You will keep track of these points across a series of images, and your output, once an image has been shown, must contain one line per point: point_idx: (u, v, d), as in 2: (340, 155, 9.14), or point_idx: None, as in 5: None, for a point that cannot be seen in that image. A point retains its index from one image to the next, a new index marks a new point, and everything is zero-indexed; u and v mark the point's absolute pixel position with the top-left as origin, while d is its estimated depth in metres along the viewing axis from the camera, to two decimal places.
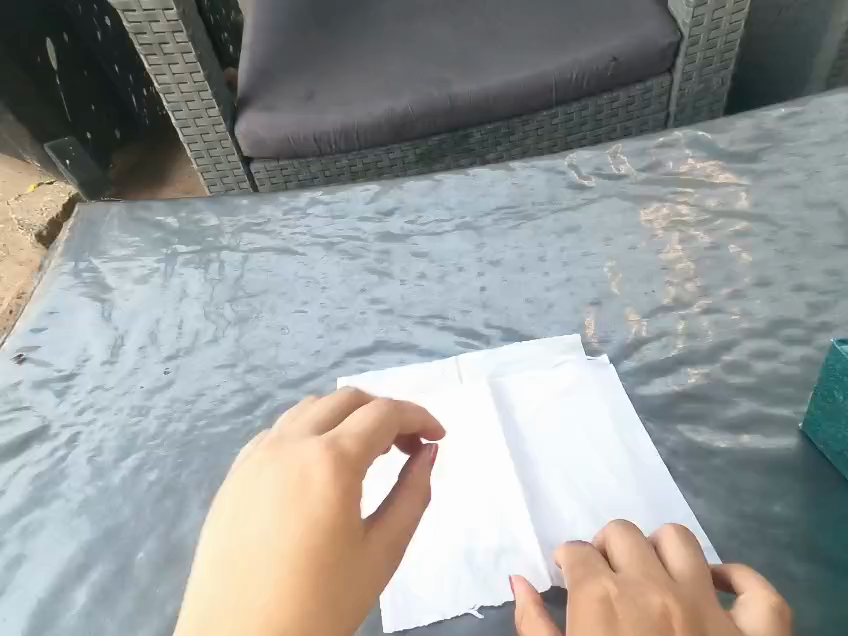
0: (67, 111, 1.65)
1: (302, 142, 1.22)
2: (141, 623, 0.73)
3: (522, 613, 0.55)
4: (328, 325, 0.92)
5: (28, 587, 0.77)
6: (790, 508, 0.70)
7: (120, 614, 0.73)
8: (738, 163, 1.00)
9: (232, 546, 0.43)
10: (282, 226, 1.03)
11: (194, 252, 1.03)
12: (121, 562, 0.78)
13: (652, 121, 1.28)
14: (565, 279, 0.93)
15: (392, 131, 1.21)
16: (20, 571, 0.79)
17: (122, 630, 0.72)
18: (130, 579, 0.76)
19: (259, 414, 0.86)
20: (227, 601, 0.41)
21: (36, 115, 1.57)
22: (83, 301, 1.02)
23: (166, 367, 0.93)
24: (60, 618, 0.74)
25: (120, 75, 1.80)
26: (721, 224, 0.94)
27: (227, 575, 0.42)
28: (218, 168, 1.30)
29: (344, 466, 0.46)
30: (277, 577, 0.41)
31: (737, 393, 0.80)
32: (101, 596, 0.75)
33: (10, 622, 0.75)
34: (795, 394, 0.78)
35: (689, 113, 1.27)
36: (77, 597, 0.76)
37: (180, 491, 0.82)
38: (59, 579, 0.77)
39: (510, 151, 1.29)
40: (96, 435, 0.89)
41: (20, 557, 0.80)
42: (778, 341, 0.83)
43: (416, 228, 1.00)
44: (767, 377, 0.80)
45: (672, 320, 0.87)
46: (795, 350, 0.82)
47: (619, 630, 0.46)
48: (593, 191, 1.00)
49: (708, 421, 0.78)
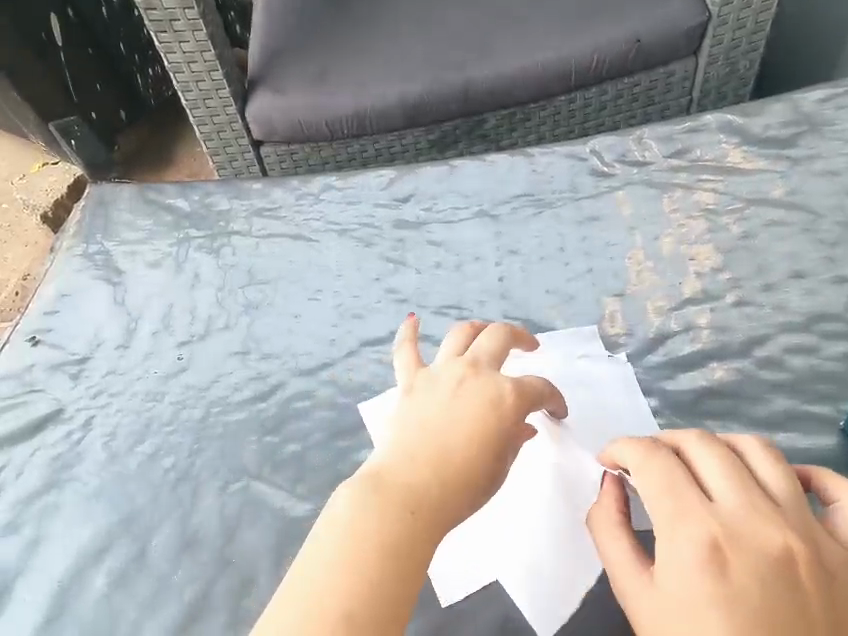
0: (72, 90, 1.60)
1: (314, 127, 1.19)
2: (159, 606, 0.73)
3: (608, 530, 0.58)
4: (343, 313, 0.90)
5: (47, 570, 0.78)
6: None
7: (140, 598, 0.74)
8: (771, 148, 0.96)
9: (375, 481, 0.55)
10: (295, 211, 1.00)
11: (206, 237, 1.01)
12: (139, 547, 0.77)
13: (674, 107, 1.23)
14: (588, 270, 0.90)
15: (404, 115, 1.18)
16: (39, 553, 0.79)
17: (143, 614, 0.73)
18: (148, 563, 0.76)
19: (273, 404, 0.84)
20: (365, 525, 0.52)
21: (40, 94, 1.54)
22: (94, 283, 1.00)
23: (179, 353, 0.91)
24: (79, 601, 0.75)
25: (128, 54, 1.72)
26: (753, 213, 0.91)
27: (368, 505, 0.53)
28: (228, 151, 1.27)
29: (481, 447, 0.57)
30: (404, 523, 0.53)
31: (772, 390, 0.78)
32: (120, 581, 0.76)
33: (30, 601, 0.76)
34: (838, 391, 0.77)
35: (713, 98, 1.22)
36: (95, 580, 0.76)
37: (194, 479, 0.81)
38: (77, 562, 0.78)
39: (527, 137, 1.25)
40: (111, 418, 0.88)
41: (37, 540, 0.80)
42: (816, 336, 0.81)
43: (432, 216, 0.97)
44: (805, 372, 0.79)
45: (699, 313, 0.84)
46: (834, 345, 0.80)
47: (734, 573, 0.49)
48: (618, 178, 0.96)
49: (739, 418, 0.77)
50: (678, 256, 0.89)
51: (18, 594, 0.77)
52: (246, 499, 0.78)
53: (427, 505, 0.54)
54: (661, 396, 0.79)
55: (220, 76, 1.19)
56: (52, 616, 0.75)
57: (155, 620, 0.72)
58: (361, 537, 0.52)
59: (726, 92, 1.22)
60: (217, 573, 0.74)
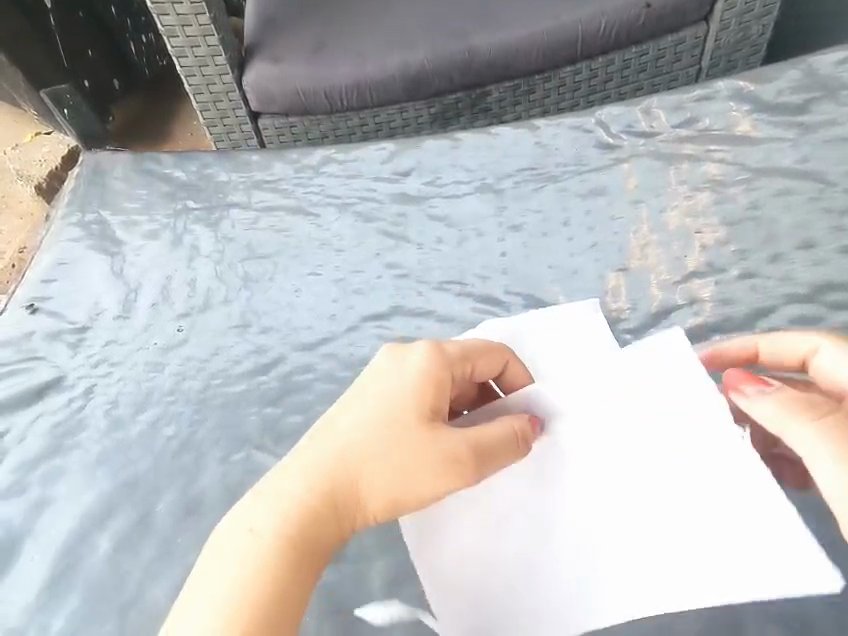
0: (63, 56, 1.57)
1: (312, 97, 1.17)
2: (163, 570, 0.75)
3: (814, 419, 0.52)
4: (343, 288, 0.90)
5: (53, 532, 0.79)
6: None
7: (144, 560, 0.75)
8: (783, 116, 0.93)
9: (285, 484, 0.59)
10: (295, 184, 0.99)
11: (204, 209, 1.00)
12: (142, 511, 0.79)
13: (683, 77, 1.20)
14: (591, 244, 0.89)
15: (404, 85, 1.16)
16: (44, 516, 0.81)
17: (147, 576, 0.74)
18: (152, 527, 0.77)
19: (274, 376, 0.85)
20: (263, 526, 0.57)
21: (30, 60, 1.50)
22: (92, 252, 1.00)
23: (179, 325, 0.91)
24: (84, 563, 0.77)
25: (119, 19, 1.69)
26: (762, 183, 0.89)
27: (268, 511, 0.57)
28: (225, 123, 1.25)
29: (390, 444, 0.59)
30: (299, 522, 0.57)
31: None
32: (123, 543, 0.77)
33: (36, 563, 0.78)
34: None
35: (723, 67, 1.18)
36: (100, 543, 0.77)
37: (196, 447, 0.82)
38: (81, 526, 0.79)
39: (530, 110, 1.22)
40: (112, 387, 0.88)
41: (42, 503, 0.82)
42: (823, 307, 0.80)
43: (434, 190, 0.96)
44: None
45: (703, 287, 0.84)
46: (841, 315, 0.79)
47: None
48: (624, 150, 0.95)
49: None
50: (683, 230, 0.88)
51: (26, 555, 0.79)
52: (248, 467, 0.79)
53: (326, 507, 0.57)
54: None
55: (215, 41, 1.16)
56: (58, 576, 0.76)
57: (159, 582, 0.74)
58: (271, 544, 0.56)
59: (738, 61, 1.17)
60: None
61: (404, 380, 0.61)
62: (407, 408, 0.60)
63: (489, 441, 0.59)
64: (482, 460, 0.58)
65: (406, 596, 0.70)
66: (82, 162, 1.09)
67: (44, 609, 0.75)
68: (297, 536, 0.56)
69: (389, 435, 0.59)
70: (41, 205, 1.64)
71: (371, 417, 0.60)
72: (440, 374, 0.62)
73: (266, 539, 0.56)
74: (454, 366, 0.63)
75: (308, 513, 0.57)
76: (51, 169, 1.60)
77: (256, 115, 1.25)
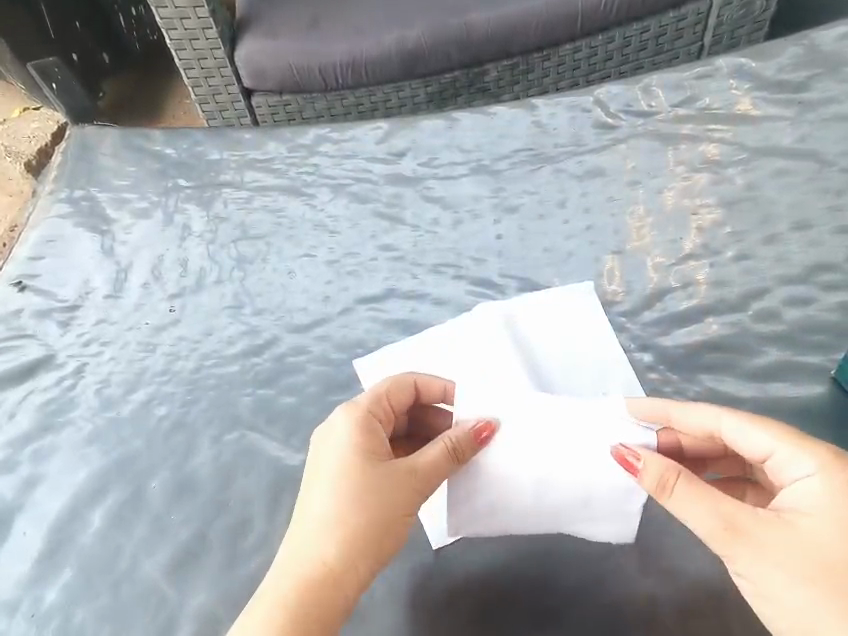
0: (50, 29, 1.53)
1: (307, 74, 1.17)
2: (157, 547, 0.75)
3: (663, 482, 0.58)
4: (337, 271, 0.89)
5: (46, 508, 0.80)
6: None
7: (139, 536, 0.76)
8: (784, 93, 0.92)
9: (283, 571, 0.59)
10: (288, 163, 0.98)
11: (195, 188, 0.99)
12: (136, 488, 0.79)
13: (684, 55, 1.20)
14: (587, 227, 0.88)
15: (401, 62, 1.16)
16: (36, 491, 0.81)
17: (141, 552, 0.75)
18: (145, 505, 0.78)
19: (267, 358, 0.85)
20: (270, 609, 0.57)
21: (15, 32, 1.46)
22: (82, 231, 0.99)
23: (171, 305, 0.91)
24: (77, 538, 0.77)
25: None
26: (760, 163, 0.88)
27: (271, 603, 0.57)
28: (217, 100, 1.23)
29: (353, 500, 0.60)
30: (300, 599, 0.57)
31: (765, 341, 0.78)
32: (116, 519, 0.78)
33: (30, 537, 0.78)
34: (830, 341, 0.77)
35: (725, 44, 1.18)
36: (94, 520, 0.78)
37: (190, 427, 0.82)
38: (74, 503, 0.79)
39: (528, 90, 1.24)
40: (103, 366, 0.88)
41: (34, 479, 0.82)
42: (815, 288, 0.80)
43: (430, 171, 0.95)
44: (801, 324, 0.78)
45: (698, 268, 0.83)
46: (833, 297, 0.79)
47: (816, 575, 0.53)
48: (621, 131, 0.93)
49: (735, 371, 0.77)
50: (679, 210, 0.88)
51: (19, 529, 0.79)
52: (242, 447, 0.80)
53: (320, 574, 0.58)
54: (656, 351, 0.79)
55: (205, 13, 1.13)
56: (52, 549, 0.77)
57: (153, 557, 0.74)
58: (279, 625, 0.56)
59: (739, 38, 1.17)
60: (213, 516, 0.76)
61: (334, 442, 0.63)
62: (355, 455, 0.62)
63: (432, 469, 0.62)
64: (428, 482, 0.62)
65: (401, 568, 0.70)
66: (69, 136, 1.07)
67: (38, 584, 0.75)
68: (299, 610, 0.57)
69: (353, 490, 0.60)
70: (31, 183, 1.61)
71: (330, 485, 0.61)
72: (362, 420, 0.65)
73: (270, 614, 0.57)
74: (370, 409, 0.66)
75: (304, 581, 0.58)
76: (41, 146, 1.56)
77: (249, 92, 1.23)
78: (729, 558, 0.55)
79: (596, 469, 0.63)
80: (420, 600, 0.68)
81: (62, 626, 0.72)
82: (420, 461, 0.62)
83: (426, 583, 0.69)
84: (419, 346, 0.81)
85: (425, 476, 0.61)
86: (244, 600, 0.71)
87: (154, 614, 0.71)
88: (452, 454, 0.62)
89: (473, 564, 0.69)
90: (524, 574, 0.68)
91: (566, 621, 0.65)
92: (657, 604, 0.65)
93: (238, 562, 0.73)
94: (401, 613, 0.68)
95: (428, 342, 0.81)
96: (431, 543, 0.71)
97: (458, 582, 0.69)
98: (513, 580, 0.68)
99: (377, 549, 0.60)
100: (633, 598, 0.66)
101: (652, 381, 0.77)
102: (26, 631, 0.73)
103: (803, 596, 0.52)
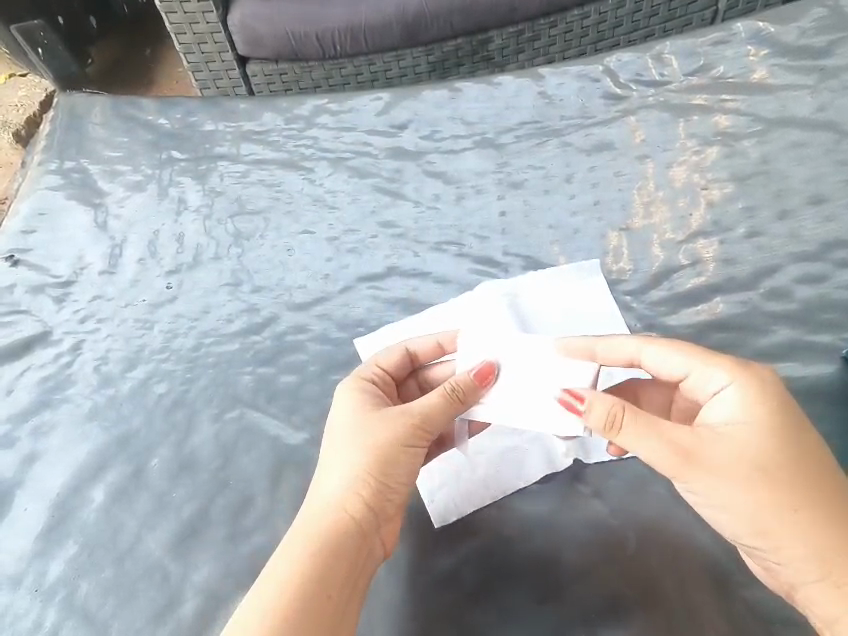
0: None
1: (303, 41, 1.13)
2: (158, 522, 0.74)
3: (612, 415, 0.58)
4: (337, 248, 0.87)
5: (45, 484, 0.79)
6: (827, 434, 0.69)
7: (140, 513, 0.75)
8: (803, 60, 0.88)
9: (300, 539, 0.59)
10: (285, 136, 0.96)
11: (190, 160, 0.97)
12: (137, 465, 0.78)
13: (697, 20, 1.16)
14: (593, 203, 0.85)
15: (403, 30, 1.13)
16: (35, 468, 0.80)
17: (142, 528, 0.74)
18: (146, 482, 0.77)
19: (266, 337, 0.83)
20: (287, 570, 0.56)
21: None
22: (75, 204, 0.96)
23: (168, 282, 0.89)
24: (78, 514, 0.76)
25: None
26: (774, 135, 0.85)
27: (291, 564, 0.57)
28: (211, 68, 1.19)
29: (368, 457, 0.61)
30: (319, 559, 0.57)
31: (775, 320, 0.75)
32: (117, 494, 0.77)
33: (30, 514, 0.77)
34: (841, 321, 0.74)
35: (741, 9, 1.13)
36: (94, 496, 0.77)
37: (189, 405, 0.80)
38: (75, 478, 0.78)
39: (533, 59, 1.20)
40: (100, 344, 0.86)
41: (33, 455, 0.81)
42: (828, 265, 0.77)
43: (431, 145, 0.92)
44: (812, 302, 0.76)
45: (708, 246, 0.81)
46: (846, 274, 0.77)
47: (773, 486, 0.53)
48: (631, 102, 0.90)
49: (741, 350, 0.74)
50: (688, 185, 0.84)
51: (20, 504, 0.78)
52: (242, 425, 0.78)
53: (336, 539, 0.58)
54: (661, 331, 0.77)
55: None
56: (53, 525, 0.76)
57: (156, 533, 0.73)
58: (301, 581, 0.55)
59: (756, 2, 1.12)
60: (215, 492, 0.75)
61: (340, 414, 0.65)
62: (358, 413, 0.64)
63: (424, 409, 0.62)
64: (431, 426, 0.63)
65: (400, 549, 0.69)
66: (56, 105, 1.05)
67: (38, 561, 0.74)
68: (318, 572, 0.56)
69: (373, 435, 0.62)
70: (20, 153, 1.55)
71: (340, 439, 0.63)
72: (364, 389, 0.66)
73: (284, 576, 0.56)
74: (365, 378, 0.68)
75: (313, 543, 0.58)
76: (29, 115, 1.53)
77: (244, 61, 1.20)
78: (678, 480, 0.56)
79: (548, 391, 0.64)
80: (421, 591, 0.67)
81: (66, 601, 0.71)
82: (420, 409, 0.63)
83: (427, 566, 0.68)
84: (413, 322, 0.80)
85: (427, 423, 0.62)
86: (245, 576, 0.70)
87: (157, 590, 0.70)
88: (452, 397, 0.63)
89: (472, 544, 0.68)
90: (523, 556, 0.67)
91: (564, 594, 0.64)
92: (656, 581, 0.64)
93: (240, 539, 0.72)
94: (393, 602, 0.67)
95: (428, 323, 0.79)
96: (432, 520, 0.70)
97: (458, 563, 0.68)
98: (510, 563, 0.67)
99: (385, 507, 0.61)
100: (636, 574, 0.65)
101: None
102: (29, 606, 0.72)
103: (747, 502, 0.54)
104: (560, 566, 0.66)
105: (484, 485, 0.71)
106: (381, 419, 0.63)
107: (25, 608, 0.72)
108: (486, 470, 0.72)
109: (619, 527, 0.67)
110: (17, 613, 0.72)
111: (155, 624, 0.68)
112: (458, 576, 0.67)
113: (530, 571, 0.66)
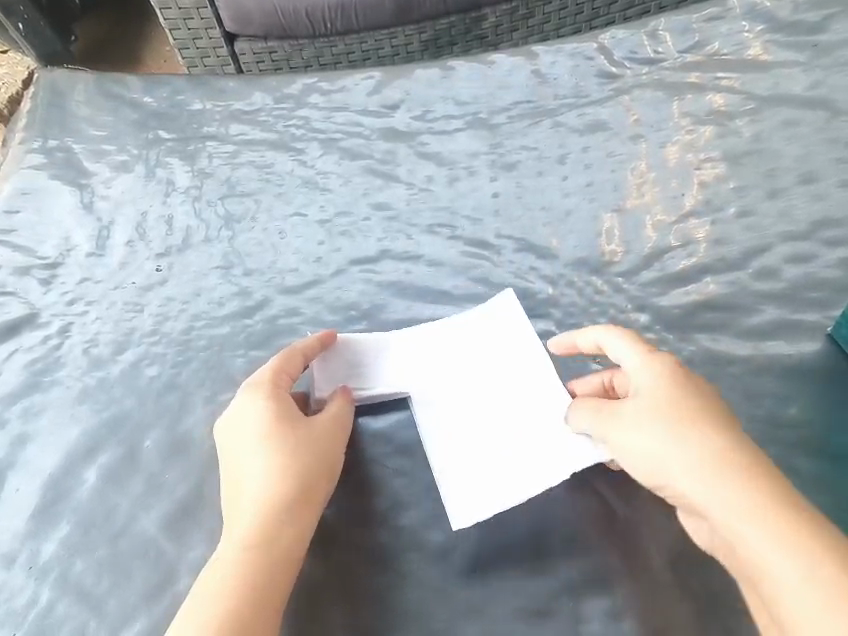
0: None
1: (292, 17, 1.11)
2: (152, 504, 0.74)
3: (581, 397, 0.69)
4: (329, 230, 0.86)
5: (37, 466, 0.79)
6: (810, 409, 0.70)
7: (133, 493, 0.75)
8: (797, 36, 0.88)
9: (226, 546, 0.62)
10: (275, 115, 0.94)
11: (177, 140, 0.95)
12: (130, 447, 0.78)
13: None
14: (586, 184, 0.85)
15: (394, 7, 1.11)
16: (28, 450, 0.80)
17: (136, 508, 0.74)
18: (139, 464, 0.77)
19: (258, 320, 0.82)
20: (216, 578, 0.60)
21: None
22: (59, 183, 0.94)
23: (158, 265, 0.88)
24: (72, 496, 0.76)
25: None
26: (767, 114, 0.85)
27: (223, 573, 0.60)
28: (198, 44, 1.15)
29: (287, 461, 0.65)
30: (249, 565, 0.60)
31: (763, 300, 0.76)
32: (110, 475, 0.77)
33: (22, 496, 0.77)
34: (827, 299, 0.75)
35: None
36: (87, 478, 0.77)
37: (181, 387, 0.80)
38: (68, 460, 0.78)
39: (528, 38, 1.18)
40: (90, 326, 0.85)
41: (25, 437, 0.80)
42: (816, 244, 0.78)
43: (424, 125, 0.91)
44: (800, 282, 0.76)
45: (700, 226, 0.81)
46: (833, 253, 0.77)
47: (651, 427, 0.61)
48: (625, 81, 0.89)
49: (729, 330, 0.75)
50: (682, 165, 0.84)
51: (12, 485, 0.78)
52: None
53: (264, 543, 0.61)
54: (652, 312, 0.77)
55: None
56: (46, 507, 0.76)
57: (151, 514, 0.74)
58: (231, 589, 0.59)
59: None
60: (208, 475, 0.75)
61: (246, 427, 0.67)
62: (265, 423, 0.67)
63: (336, 417, 0.70)
64: (335, 431, 0.69)
65: (393, 527, 0.70)
66: (37, 82, 1.02)
67: (31, 542, 0.74)
68: (249, 577, 0.60)
69: (286, 444, 0.66)
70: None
71: (247, 451, 0.66)
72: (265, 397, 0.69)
73: (219, 584, 0.59)
74: (266, 387, 0.70)
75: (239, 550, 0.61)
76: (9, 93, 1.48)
77: (231, 38, 1.16)
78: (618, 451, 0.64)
79: (522, 442, 0.71)
80: (410, 566, 0.68)
81: (61, 578, 0.72)
82: (334, 418, 0.70)
83: (420, 542, 0.69)
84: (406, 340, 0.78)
85: (335, 431, 0.69)
86: None
87: (152, 568, 0.71)
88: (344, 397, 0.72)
89: (464, 521, 0.69)
90: (512, 531, 0.68)
91: (552, 570, 0.66)
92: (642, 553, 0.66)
93: None
94: (384, 577, 0.67)
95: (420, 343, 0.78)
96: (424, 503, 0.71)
97: (449, 540, 0.68)
98: (501, 540, 0.68)
99: (310, 502, 0.64)
100: (625, 550, 0.66)
101: (648, 342, 0.75)
102: (24, 584, 0.72)
103: (650, 424, 0.61)
104: (550, 543, 0.67)
105: (502, 491, 0.69)
106: (292, 428, 0.67)
107: (20, 587, 0.72)
108: (476, 488, 0.70)
109: (605, 502, 0.69)
110: (13, 591, 0.72)
111: (150, 602, 0.69)
112: (450, 551, 0.68)
113: (520, 548, 0.67)
